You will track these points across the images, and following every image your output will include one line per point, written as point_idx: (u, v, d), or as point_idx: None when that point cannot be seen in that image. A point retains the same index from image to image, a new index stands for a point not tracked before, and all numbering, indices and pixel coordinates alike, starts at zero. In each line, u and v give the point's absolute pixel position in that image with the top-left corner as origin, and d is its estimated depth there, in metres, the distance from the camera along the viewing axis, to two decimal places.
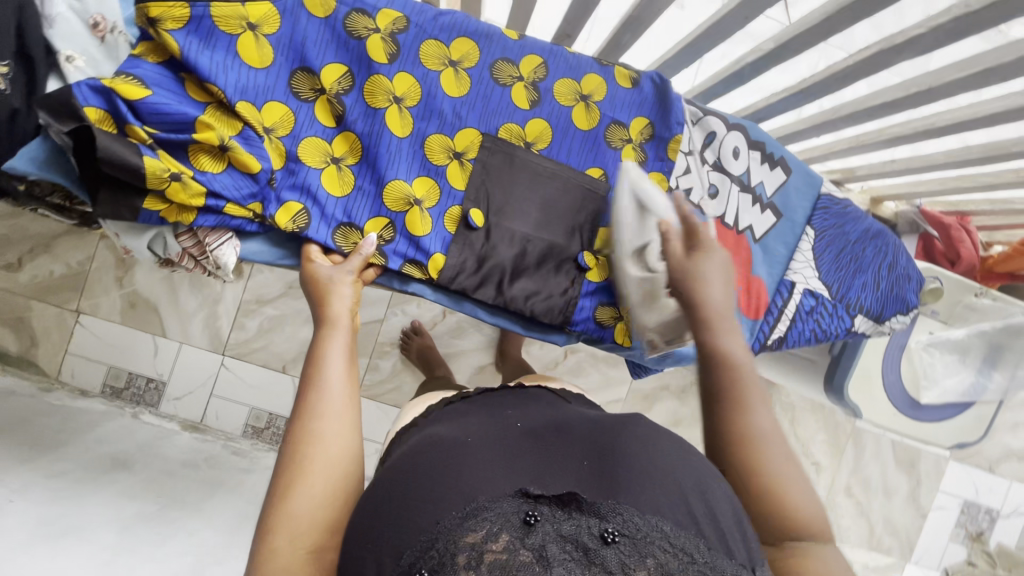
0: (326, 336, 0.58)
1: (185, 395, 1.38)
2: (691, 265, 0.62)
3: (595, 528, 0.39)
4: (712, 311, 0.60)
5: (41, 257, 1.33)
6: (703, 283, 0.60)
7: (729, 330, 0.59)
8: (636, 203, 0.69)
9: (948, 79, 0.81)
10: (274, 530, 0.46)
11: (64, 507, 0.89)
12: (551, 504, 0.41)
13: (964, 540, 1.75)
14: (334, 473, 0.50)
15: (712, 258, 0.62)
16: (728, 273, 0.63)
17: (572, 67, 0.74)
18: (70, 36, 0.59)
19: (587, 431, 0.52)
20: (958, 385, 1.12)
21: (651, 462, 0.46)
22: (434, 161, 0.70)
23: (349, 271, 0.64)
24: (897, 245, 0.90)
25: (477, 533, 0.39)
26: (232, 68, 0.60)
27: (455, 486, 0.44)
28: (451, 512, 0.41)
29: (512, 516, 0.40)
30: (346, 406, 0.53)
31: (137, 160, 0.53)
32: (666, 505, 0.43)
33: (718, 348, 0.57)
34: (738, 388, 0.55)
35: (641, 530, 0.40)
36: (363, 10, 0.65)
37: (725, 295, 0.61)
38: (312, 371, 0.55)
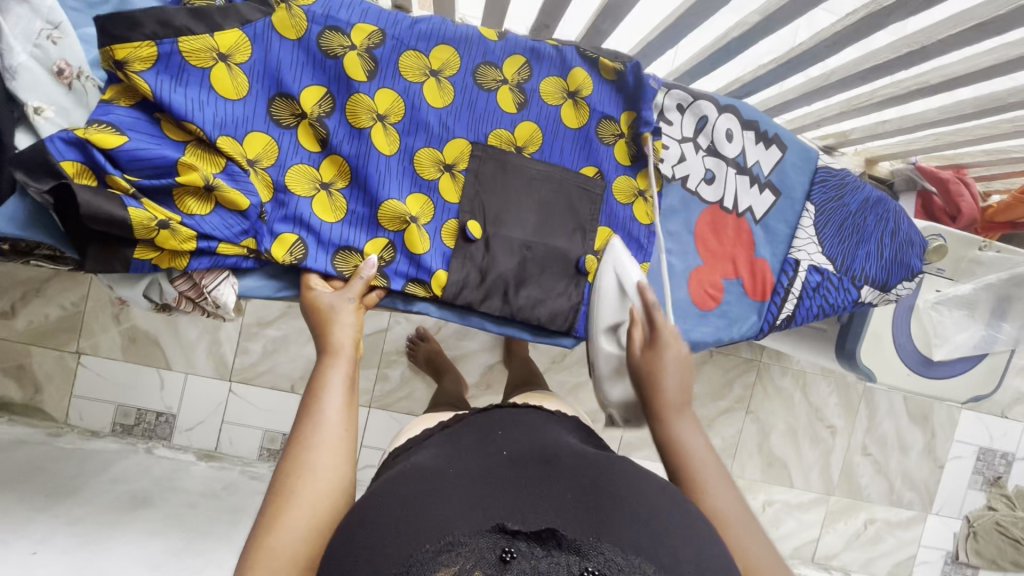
0: (326, 366, 0.59)
1: (196, 426, 1.37)
2: (646, 360, 0.66)
3: (575, 565, 0.42)
4: (665, 401, 0.63)
5: (34, 301, 1.31)
6: (658, 372, 0.64)
7: (687, 419, 0.62)
8: (618, 284, 0.72)
9: (940, 36, 0.79)
10: (255, 561, 0.47)
11: (90, 553, 0.89)
12: (529, 539, 0.43)
13: (983, 486, 1.76)
14: (321, 507, 0.51)
15: (666, 348, 0.66)
16: (687, 366, 0.66)
17: (557, 63, 0.72)
18: (35, 86, 0.55)
19: (581, 459, 0.55)
20: (969, 339, 1.12)
21: (640, 499, 0.48)
22: (426, 175, 0.68)
23: (350, 298, 0.62)
24: (897, 211, 0.89)
25: (451, 568, 0.40)
26: (209, 103, 0.58)
27: (431, 519, 0.45)
28: (424, 546, 0.43)
29: (488, 553, 0.42)
30: (340, 439, 0.55)
31: (123, 213, 0.51)
32: (648, 545, 0.44)
33: (669, 436, 0.61)
34: (693, 471, 0.58)
35: (621, 570, 0.42)
36: (336, 27, 0.63)
37: (679, 385, 0.64)
38: (311, 401, 0.56)
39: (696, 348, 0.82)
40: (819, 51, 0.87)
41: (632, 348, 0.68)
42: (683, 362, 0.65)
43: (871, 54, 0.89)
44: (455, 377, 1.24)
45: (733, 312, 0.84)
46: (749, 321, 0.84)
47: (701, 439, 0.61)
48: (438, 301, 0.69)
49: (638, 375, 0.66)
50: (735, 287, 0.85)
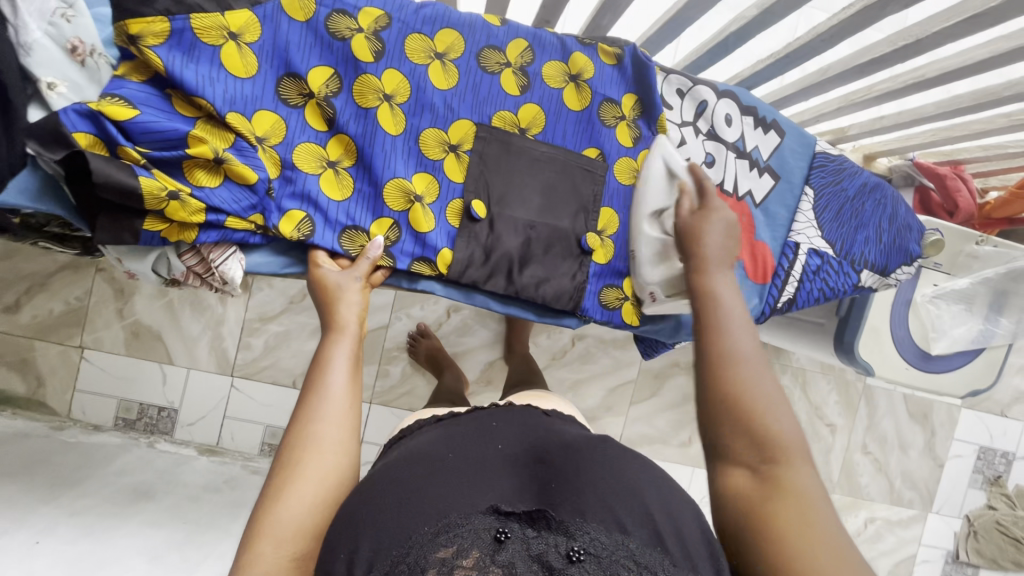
0: (330, 342, 0.59)
1: (198, 420, 1.38)
2: (691, 220, 0.65)
3: (563, 547, 0.43)
4: (703, 254, 0.62)
5: (39, 296, 1.32)
6: (702, 231, 0.63)
7: (723, 277, 0.61)
8: (665, 169, 0.74)
9: (935, 29, 0.81)
10: (258, 535, 0.47)
11: (94, 543, 0.90)
12: (520, 521, 0.45)
13: (983, 485, 1.76)
14: (327, 483, 0.51)
15: (714, 212, 0.65)
16: (731, 231, 0.64)
17: (558, 49, 0.74)
18: (49, 62, 0.56)
19: (567, 449, 0.54)
20: (967, 333, 1.13)
21: (618, 477, 0.49)
22: (430, 156, 0.70)
23: (357, 277, 0.64)
24: (896, 196, 0.91)
25: (450, 550, 0.42)
26: (218, 79, 0.59)
27: (428, 502, 0.46)
28: (423, 527, 0.44)
29: (484, 534, 0.43)
30: (345, 414, 0.55)
31: (133, 182, 0.52)
32: (631, 521, 0.45)
33: (702, 286, 0.60)
34: (720, 317, 0.57)
35: (608, 548, 0.43)
36: (344, 10, 0.65)
37: (722, 245, 0.63)
38: (315, 376, 0.56)
39: None
40: (817, 46, 0.89)
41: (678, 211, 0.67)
42: (726, 226, 0.64)
43: (868, 48, 0.91)
44: (456, 373, 1.25)
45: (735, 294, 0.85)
46: (751, 304, 0.85)
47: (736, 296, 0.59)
48: (442, 278, 0.70)
49: (682, 232, 0.65)
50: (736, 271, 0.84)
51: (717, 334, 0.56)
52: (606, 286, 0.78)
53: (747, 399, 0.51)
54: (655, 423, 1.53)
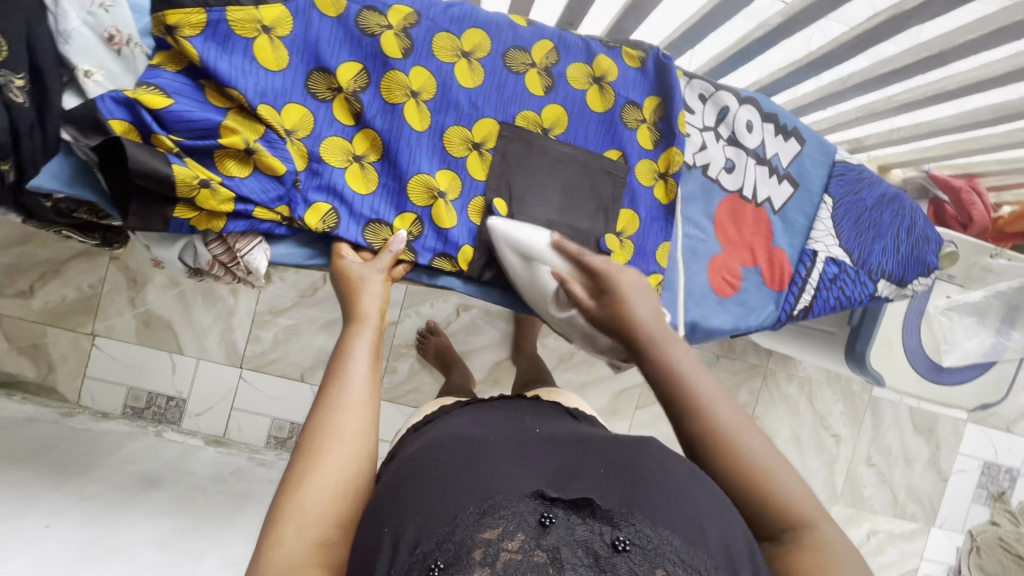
0: (352, 333, 0.59)
1: (205, 411, 1.38)
2: (605, 307, 0.61)
3: (608, 536, 0.42)
4: (644, 330, 0.58)
5: (53, 282, 1.33)
6: (625, 312, 0.59)
7: (676, 345, 0.57)
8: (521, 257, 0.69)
9: (958, 42, 0.82)
10: (281, 519, 0.47)
11: (102, 529, 0.90)
12: (566, 507, 0.44)
13: (986, 501, 1.76)
14: (346, 471, 0.51)
15: (618, 288, 0.61)
16: (645, 287, 0.63)
17: (583, 51, 0.75)
18: (86, 49, 0.57)
19: (608, 443, 0.54)
20: (978, 346, 1.13)
21: (664, 476, 0.48)
22: (454, 153, 0.71)
23: (379, 269, 0.64)
24: (914, 207, 0.91)
25: (496, 529, 0.42)
26: (251, 72, 0.60)
27: (474, 486, 0.46)
28: (468, 508, 0.44)
29: (529, 517, 0.43)
30: (366, 402, 0.55)
31: (167, 169, 0.53)
32: (676, 522, 0.44)
33: (661, 366, 0.56)
34: (686, 392, 0.54)
35: (653, 541, 0.42)
36: (374, 7, 0.66)
37: (649, 306, 0.60)
38: (337, 367, 0.56)
39: (713, 334, 0.83)
40: (839, 56, 0.89)
41: (583, 305, 0.63)
42: (637, 288, 0.62)
43: (890, 58, 0.92)
44: (463, 372, 1.25)
45: (751, 300, 0.86)
46: (766, 310, 0.86)
47: (692, 358, 0.56)
48: (464, 275, 0.72)
49: (607, 324, 0.61)
50: (752, 275, 0.87)
51: (693, 415, 0.53)
52: None
53: (754, 468, 0.50)
54: (660, 427, 1.53)
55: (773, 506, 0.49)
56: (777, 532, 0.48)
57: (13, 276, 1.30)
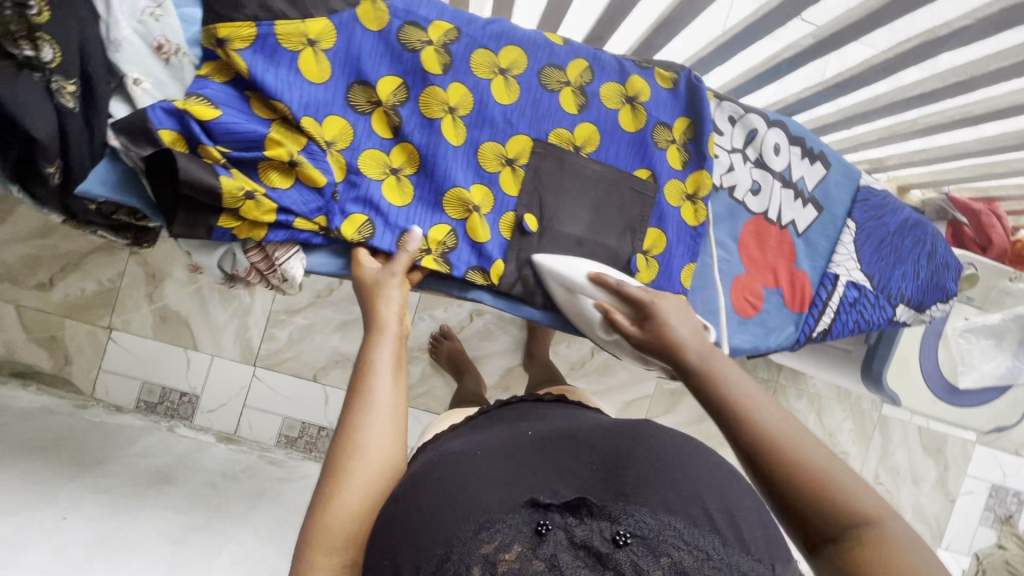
0: (374, 342, 0.58)
1: (217, 408, 1.39)
2: (649, 331, 0.62)
3: (607, 531, 0.41)
4: (686, 348, 0.58)
5: (72, 275, 1.34)
6: (668, 334, 0.59)
7: (720, 358, 0.56)
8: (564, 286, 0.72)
9: (990, 68, 0.82)
10: (315, 539, 0.48)
11: (118, 523, 0.90)
12: (561, 510, 0.43)
13: (993, 523, 1.75)
14: (374, 485, 0.51)
15: (659, 312, 0.62)
16: (686, 312, 0.63)
17: (617, 70, 0.76)
18: (135, 58, 0.59)
19: (606, 437, 0.53)
20: (996, 369, 1.13)
21: (659, 463, 0.47)
22: (488, 168, 0.72)
23: (394, 272, 0.63)
24: (935, 234, 0.91)
25: (492, 545, 0.40)
26: (295, 84, 0.61)
27: (464, 503, 0.44)
28: (464, 526, 0.42)
29: (524, 527, 0.41)
30: (392, 412, 0.54)
31: (215, 181, 0.54)
32: (677, 503, 0.44)
33: (709, 382, 0.54)
34: (729, 404, 0.52)
35: (654, 530, 0.41)
36: (415, 23, 0.67)
37: (693, 331, 0.60)
38: (360, 380, 0.55)
39: (734, 354, 0.84)
40: (869, 78, 0.89)
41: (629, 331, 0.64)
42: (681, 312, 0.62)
43: (919, 80, 0.91)
44: (476, 377, 1.26)
45: (772, 321, 0.86)
46: (787, 331, 0.86)
47: (735, 369, 0.55)
48: (493, 288, 0.72)
49: (653, 348, 0.61)
50: (774, 297, 0.87)
51: (744, 424, 0.50)
52: None
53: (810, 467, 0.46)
54: None
55: (836, 499, 0.45)
56: (843, 530, 0.44)
57: (33, 268, 1.31)
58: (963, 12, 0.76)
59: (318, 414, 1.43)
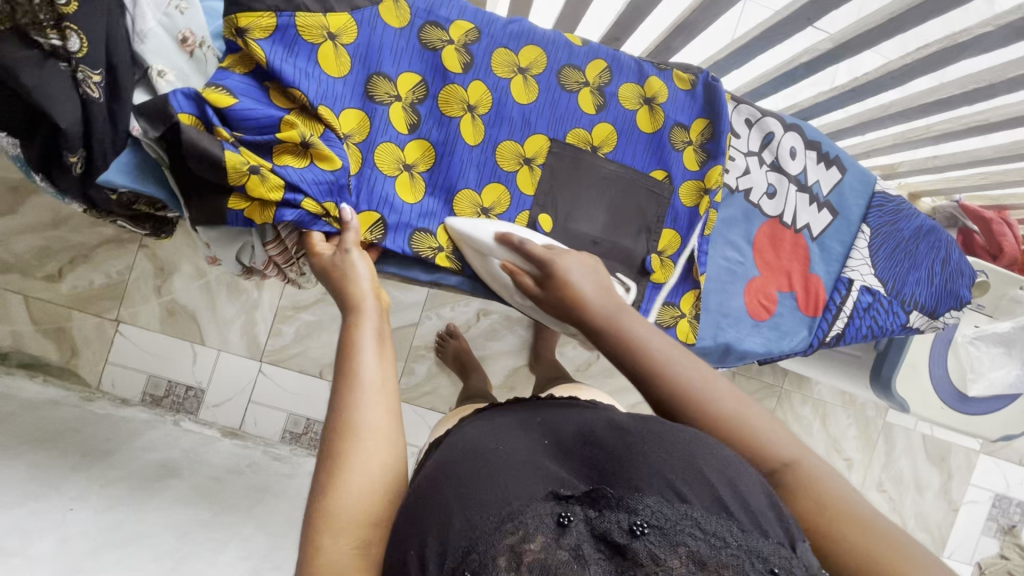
0: (353, 323, 0.55)
1: (223, 403, 1.39)
2: (550, 291, 0.59)
3: (625, 521, 0.38)
4: (591, 306, 0.56)
5: (81, 267, 1.33)
6: (571, 292, 0.57)
7: (627, 314, 0.55)
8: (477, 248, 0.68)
9: (1009, 75, 0.81)
10: (321, 531, 0.45)
11: (124, 515, 0.90)
12: (582, 502, 0.40)
13: (996, 533, 1.75)
14: (376, 470, 0.48)
15: (560, 270, 0.58)
16: (592, 267, 0.60)
17: (636, 72, 0.76)
18: (161, 51, 0.60)
19: (618, 429, 0.48)
20: (1004, 377, 1.11)
21: (675, 448, 0.43)
22: (505, 166, 0.72)
23: (349, 248, 0.60)
24: (950, 241, 0.91)
25: (517, 536, 0.38)
26: (314, 75, 0.61)
27: (487, 496, 0.42)
28: (488, 517, 0.40)
29: (547, 518, 0.39)
30: (380, 390, 0.51)
31: (219, 153, 0.53)
32: (690, 491, 0.40)
33: (618, 342, 0.53)
34: (643, 364, 0.51)
35: (672, 519, 0.38)
36: (437, 22, 0.67)
37: (594, 286, 0.57)
38: (349, 364, 0.51)
39: (747, 357, 0.84)
40: (885, 83, 0.89)
41: (532, 290, 0.61)
42: (585, 267, 0.60)
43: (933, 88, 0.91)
44: (483, 376, 1.25)
45: (785, 325, 0.86)
46: (800, 335, 0.86)
47: (643, 323, 0.54)
48: None
49: (555, 307, 0.59)
50: (787, 300, 0.87)
51: (655, 381, 0.50)
52: (664, 303, 0.79)
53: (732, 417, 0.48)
54: None
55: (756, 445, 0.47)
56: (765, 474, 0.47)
57: (43, 259, 1.31)
58: (984, 20, 0.75)
59: (323, 410, 1.43)
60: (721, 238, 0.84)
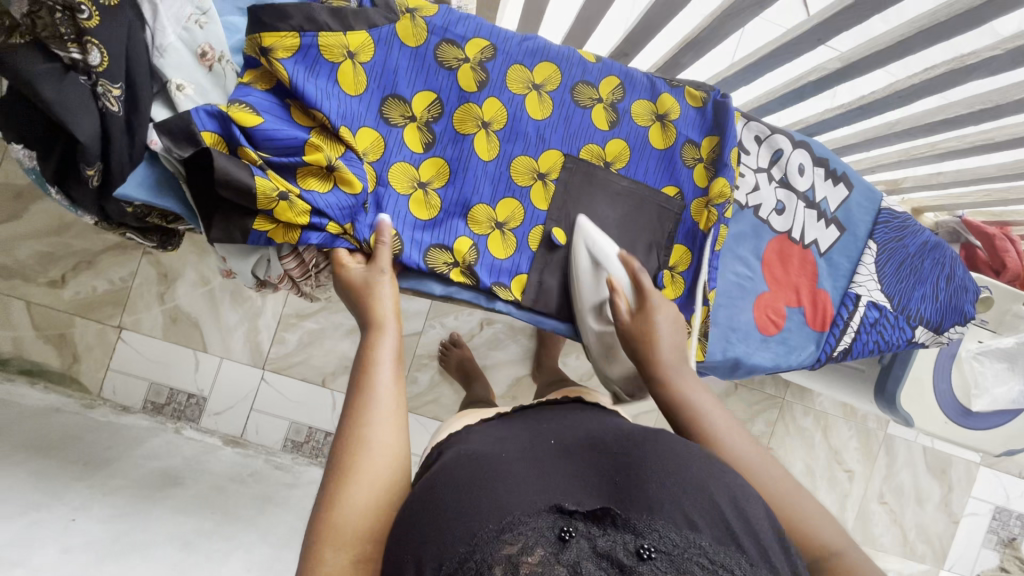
0: (372, 338, 0.57)
1: (225, 411, 1.38)
2: (637, 326, 0.66)
3: (631, 543, 0.37)
4: (668, 359, 0.63)
5: (84, 273, 1.33)
6: (651, 334, 0.65)
7: (688, 375, 0.62)
8: (591, 259, 0.71)
9: (1014, 97, 0.82)
10: (323, 541, 0.45)
11: (126, 525, 0.89)
12: (585, 519, 0.40)
13: (996, 546, 1.75)
14: (381, 482, 0.48)
15: (653, 315, 0.66)
16: (677, 326, 0.67)
17: (648, 88, 0.76)
18: (180, 66, 0.60)
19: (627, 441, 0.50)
20: (1007, 393, 1.12)
21: (681, 473, 0.43)
22: (520, 182, 0.72)
23: (382, 270, 0.62)
24: (954, 257, 0.92)
25: (514, 546, 0.37)
26: (333, 94, 0.62)
27: (488, 503, 0.42)
28: (487, 525, 0.40)
29: (548, 532, 0.38)
30: (393, 405, 0.53)
31: (250, 180, 0.54)
32: (702, 520, 0.40)
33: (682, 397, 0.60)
34: (700, 422, 0.58)
35: (678, 545, 0.38)
36: (452, 41, 0.68)
37: (676, 345, 0.65)
38: (363, 375, 0.54)
39: (755, 371, 0.84)
40: (891, 101, 0.90)
41: (617, 313, 0.68)
42: (673, 323, 0.66)
43: (940, 108, 0.92)
44: (486, 386, 1.25)
45: (793, 340, 0.87)
46: (808, 350, 0.87)
47: (707, 395, 0.60)
48: (518, 302, 0.73)
49: (631, 341, 0.66)
50: (795, 315, 0.87)
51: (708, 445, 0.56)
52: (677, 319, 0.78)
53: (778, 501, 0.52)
54: None
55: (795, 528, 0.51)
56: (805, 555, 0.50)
57: (46, 265, 1.31)
58: (991, 44, 0.76)
59: (325, 419, 1.42)
60: (730, 256, 0.84)
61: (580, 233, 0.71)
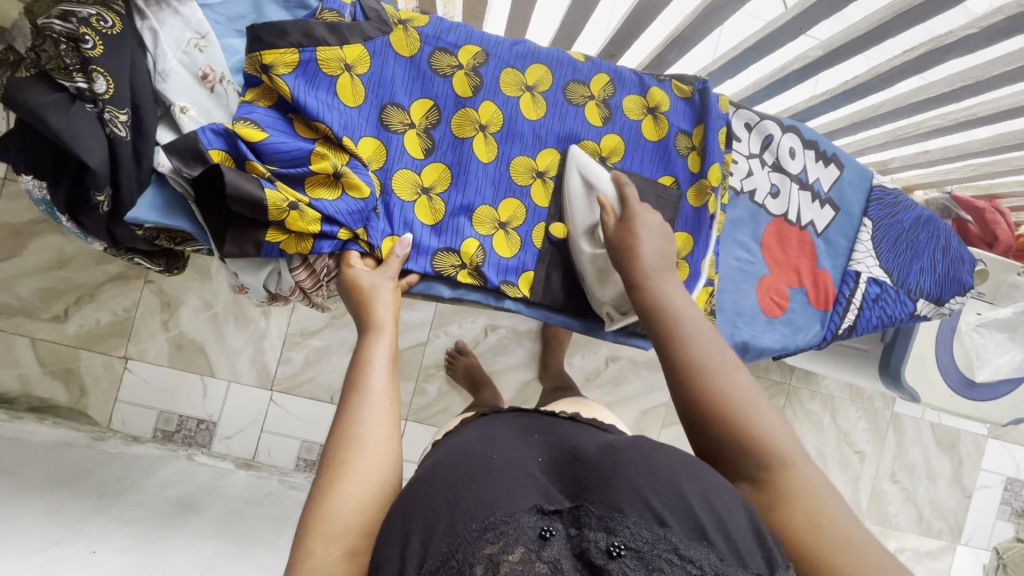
0: (369, 341, 0.58)
1: (235, 434, 1.38)
2: (619, 233, 0.63)
3: (602, 542, 0.38)
4: (648, 265, 0.60)
5: (87, 306, 1.33)
6: (630, 238, 0.62)
7: (670, 281, 0.60)
8: (582, 182, 0.71)
9: (994, 73, 0.84)
10: (312, 533, 0.46)
11: (147, 554, 0.88)
12: (564, 520, 0.41)
13: (1010, 517, 1.76)
14: (372, 484, 0.49)
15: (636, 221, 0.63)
16: (662, 235, 0.64)
17: (637, 84, 0.79)
18: (182, 88, 0.61)
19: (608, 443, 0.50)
20: (1010, 362, 1.14)
21: (661, 469, 0.43)
22: (520, 182, 0.74)
23: (389, 276, 0.64)
24: (948, 229, 0.94)
25: (497, 545, 0.38)
26: (334, 106, 0.64)
27: (478, 497, 0.42)
28: (471, 523, 0.40)
29: (529, 530, 0.39)
30: (388, 408, 0.53)
31: (260, 193, 0.56)
32: (672, 516, 0.40)
33: (657, 298, 0.58)
34: (675, 327, 0.55)
35: (649, 543, 0.38)
36: (445, 49, 0.70)
37: (659, 254, 0.62)
38: (357, 375, 0.55)
39: (763, 353, 0.86)
40: (873, 85, 0.92)
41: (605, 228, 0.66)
42: (656, 233, 0.63)
43: (922, 88, 0.94)
44: (495, 392, 1.26)
45: (798, 320, 0.89)
46: (813, 329, 0.89)
47: (685, 301, 0.58)
48: (527, 299, 0.74)
49: (613, 246, 0.64)
50: (798, 297, 0.89)
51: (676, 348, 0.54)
52: None
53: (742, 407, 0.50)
54: (685, 445, 1.54)
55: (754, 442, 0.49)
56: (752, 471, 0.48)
57: (49, 300, 1.31)
58: (967, 22, 0.78)
59: None
60: (728, 242, 0.87)
61: (569, 159, 0.73)
